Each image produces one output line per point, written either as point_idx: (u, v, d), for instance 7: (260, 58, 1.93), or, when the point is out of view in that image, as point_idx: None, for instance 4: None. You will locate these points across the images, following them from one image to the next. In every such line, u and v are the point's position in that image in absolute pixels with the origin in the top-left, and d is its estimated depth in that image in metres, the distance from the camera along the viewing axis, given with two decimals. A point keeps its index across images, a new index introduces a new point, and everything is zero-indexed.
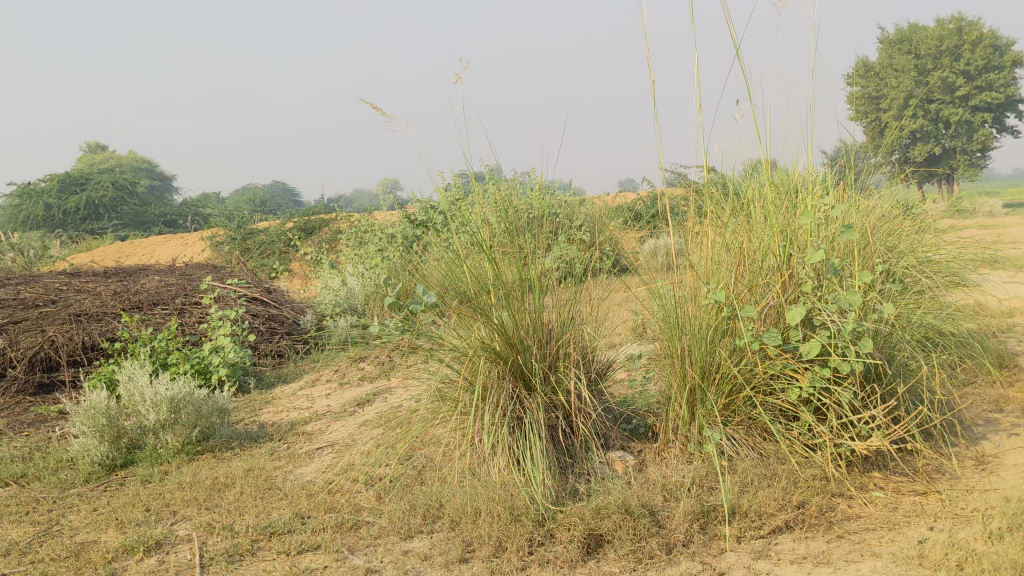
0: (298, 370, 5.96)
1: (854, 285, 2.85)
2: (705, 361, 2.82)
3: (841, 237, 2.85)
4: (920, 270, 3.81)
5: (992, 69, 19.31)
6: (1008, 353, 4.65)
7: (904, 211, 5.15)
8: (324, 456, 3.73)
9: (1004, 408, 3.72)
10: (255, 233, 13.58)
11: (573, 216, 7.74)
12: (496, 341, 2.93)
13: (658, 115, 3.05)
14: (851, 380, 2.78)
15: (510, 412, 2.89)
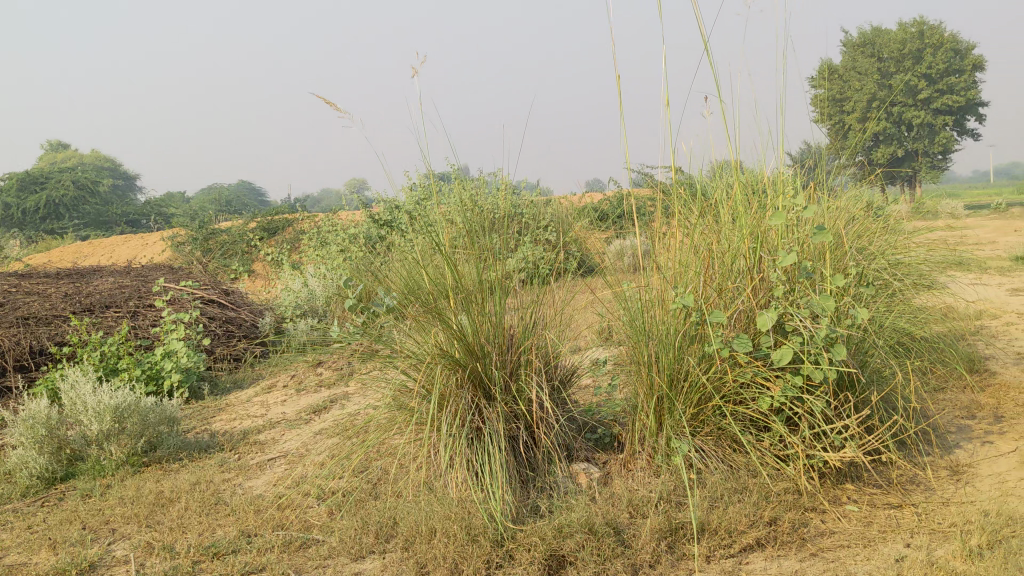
0: (255, 375, 5.78)
1: (827, 289, 2.74)
2: (673, 369, 2.69)
3: (813, 239, 2.74)
4: (891, 273, 3.72)
5: (954, 72, 19.48)
6: (978, 357, 4.58)
7: (873, 212, 5.07)
8: (276, 467, 3.57)
9: (977, 413, 3.64)
10: (217, 234, 13.33)
11: (539, 217, 7.62)
12: (454, 347, 2.78)
13: (625, 111, 2.92)
14: (823, 389, 2.67)
15: (469, 423, 2.75)
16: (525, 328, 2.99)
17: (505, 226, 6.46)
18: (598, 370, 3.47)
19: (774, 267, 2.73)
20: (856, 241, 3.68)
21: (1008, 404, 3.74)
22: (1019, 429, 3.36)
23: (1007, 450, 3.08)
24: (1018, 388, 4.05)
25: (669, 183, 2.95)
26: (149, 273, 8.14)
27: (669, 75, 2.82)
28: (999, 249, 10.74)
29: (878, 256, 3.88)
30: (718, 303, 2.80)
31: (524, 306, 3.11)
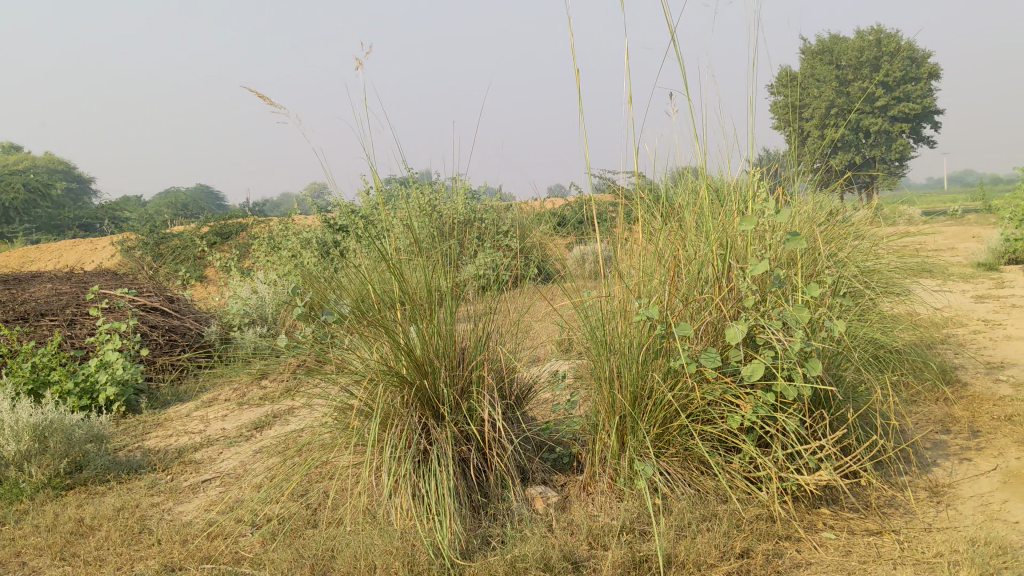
0: (198, 387, 5.51)
1: (801, 299, 2.55)
2: (636, 386, 2.49)
3: (787, 246, 2.56)
4: (862, 283, 3.56)
5: (910, 80, 19.64)
6: (949, 367, 4.44)
7: (835, 220, 4.94)
8: (210, 490, 3.32)
9: (951, 428, 3.48)
10: (168, 239, 12.98)
11: (498, 222, 7.42)
12: (401, 362, 2.56)
13: (585, 107, 2.74)
14: (796, 407, 2.48)
15: (416, 445, 2.51)
16: (477, 342, 2.78)
17: (460, 233, 6.25)
18: (557, 384, 3.26)
19: (744, 276, 2.54)
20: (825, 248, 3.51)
21: (983, 418, 3.58)
22: (996, 445, 3.20)
23: (987, 468, 2.91)
24: (991, 401, 3.90)
25: (631, 186, 2.76)
26: (91, 279, 7.82)
27: (633, 67, 2.64)
28: (959, 256, 10.71)
29: (847, 263, 3.73)
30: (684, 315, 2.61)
31: (475, 317, 2.90)
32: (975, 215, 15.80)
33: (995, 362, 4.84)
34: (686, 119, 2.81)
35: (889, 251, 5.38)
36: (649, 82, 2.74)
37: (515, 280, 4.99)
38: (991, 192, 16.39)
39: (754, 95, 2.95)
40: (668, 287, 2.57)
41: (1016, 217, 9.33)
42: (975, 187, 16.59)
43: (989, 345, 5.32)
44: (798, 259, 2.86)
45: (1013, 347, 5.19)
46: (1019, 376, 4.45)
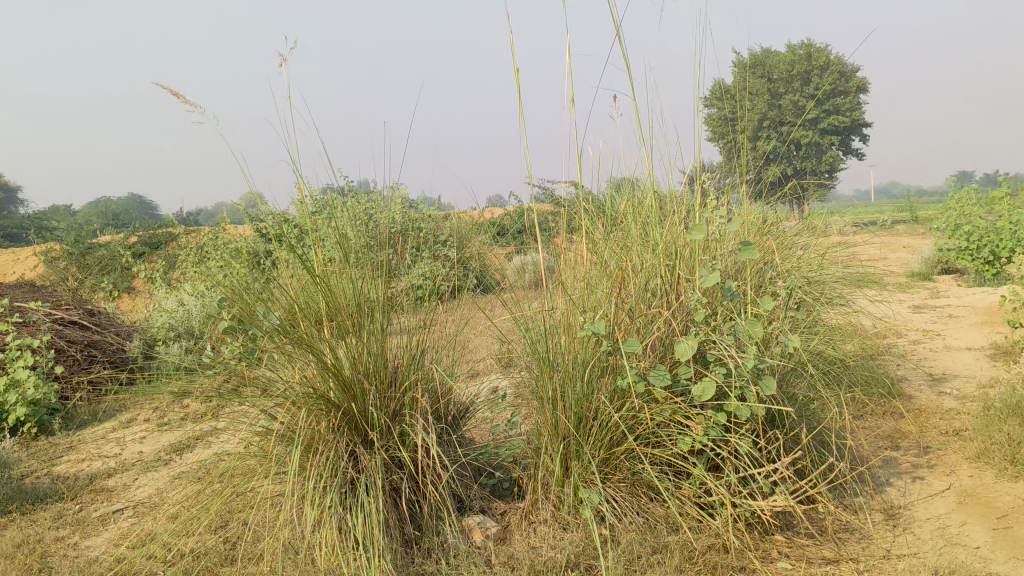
0: (118, 406, 5.22)
1: (753, 313, 2.42)
2: (582, 407, 2.33)
3: (739, 256, 2.42)
4: (809, 295, 3.45)
5: (842, 93, 19.97)
6: (893, 379, 4.37)
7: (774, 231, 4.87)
8: (121, 521, 3.07)
9: (901, 444, 3.38)
10: (94, 250, 12.53)
11: (435, 232, 7.24)
12: (328, 384, 2.36)
13: (527, 108, 2.57)
14: (749, 428, 2.34)
15: (344, 474, 2.32)
16: (409, 359, 2.60)
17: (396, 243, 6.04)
18: (497, 402, 3.09)
19: (694, 288, 2.40)
20: (771, 258, 3.40)
21: (931, 434, 3.50)
22: (947, 462, 3.10)
23: (941, 488, 2.81)
24: (937, 415, 3.83)
25: (576, 190, 2.60)
26: (7, 291, 7.44)
27: (575, 66, 2.48)
28: (893, 265, 10.83)
29: (793, 274, 3.62)
30: (633, 329, 2.45)
31: (404, 333, 2.71)
32: (905, 226, 16.06)
33: (937, 373, 4.78)
34: (631, 123, 2.66)
35: (830, 263, 5.33)
36: (593, 82, 2.58)
37: (452, 292, 4.81)
38: (921, 203, 16.70)
39: (701, 100, 2.82)
40: (612, 294, 2.41)
41: (948, 227, 9.43)
42: (905, 198, 16.88)
43: (930, 356, 5.29)
44: (748, 271, 2.73)
45: (954, 358, 5.15)
46: (963, 388, 4.40)
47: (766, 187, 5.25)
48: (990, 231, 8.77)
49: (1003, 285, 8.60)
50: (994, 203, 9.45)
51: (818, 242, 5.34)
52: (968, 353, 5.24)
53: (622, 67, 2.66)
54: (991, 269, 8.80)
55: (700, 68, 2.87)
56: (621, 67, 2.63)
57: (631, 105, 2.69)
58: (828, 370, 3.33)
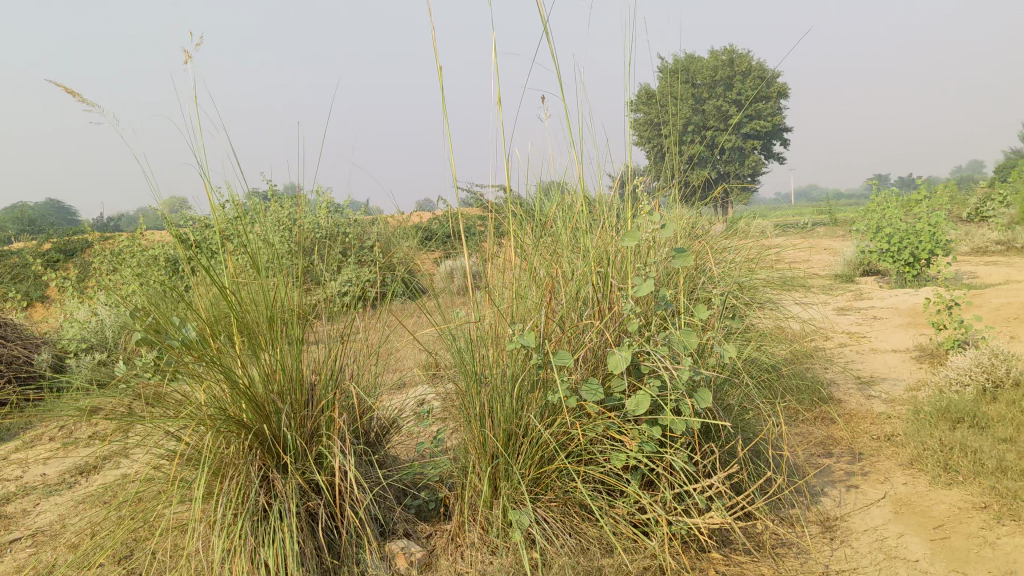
0: (22, 424, 4.93)
1: (687, 322, 2.33)
2: (510, 424, 2.21)
3: (674, 263, 2.33)
4: (740, 300, 3.39)
5: (764, 98, 20.28)
6: (822, 383, 4.34)
7: (701, 236, 4.84)
8: (17, 552, 2.85)
9: (833, 451, 3.33)
10: (3, 258, 12.01)
11: (361, 236, 7.06)
12: (238, 403, 2.21)
13: (451, 111, 2.43)
14: (685, 442, 2.25)
15: (256, 500, 2.16)
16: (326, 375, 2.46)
17: (318, 248, 5.84)
18: (422, 415, 2.95)
19: (626, 296, 2.30)
20: (703, 264, 3.33)
21: (862, 439, 3.46)
22: (880, 469, 3.06)
23: (876, 497, 2.77)
24: (868, 419, 3.80)
25: (503, 196, 2.48)
26: None
27: (502, 65, 2.36)
28: (816, 267, 10.97)
29: (724, 279, 3.56)
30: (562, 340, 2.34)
31: (321, 345, 2.56)
32: (827, 228, 16.34)
33: (865, 376, 4.78)
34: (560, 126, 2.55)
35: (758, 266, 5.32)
36: (520, 83, 2.46)
37: (377, 299, 4.65)
38: (841, 206, 17.01)
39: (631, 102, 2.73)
40: (540, 304, 2.31)
41: (870, 230, 9.57)
42: (826, 201, 17.18)
43: (857, 358, 5.31)
44: (681, 277, 2.64)
45: (881, 360, 5.16)
46: (891, 390, 4.39)
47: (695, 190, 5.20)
48: (910, 233, 8.92)
49: (923, 285, 8.75)
50: (913, 205, 9.62)
51: (746, 245, 5.31)
52: (894, 355, 5.26)
53: (548, 66, 2.54)
54: (911, 270, 8.94)
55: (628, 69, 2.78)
56: (548, 68, 2.52)
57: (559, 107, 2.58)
58: (760, 377, 3.26)
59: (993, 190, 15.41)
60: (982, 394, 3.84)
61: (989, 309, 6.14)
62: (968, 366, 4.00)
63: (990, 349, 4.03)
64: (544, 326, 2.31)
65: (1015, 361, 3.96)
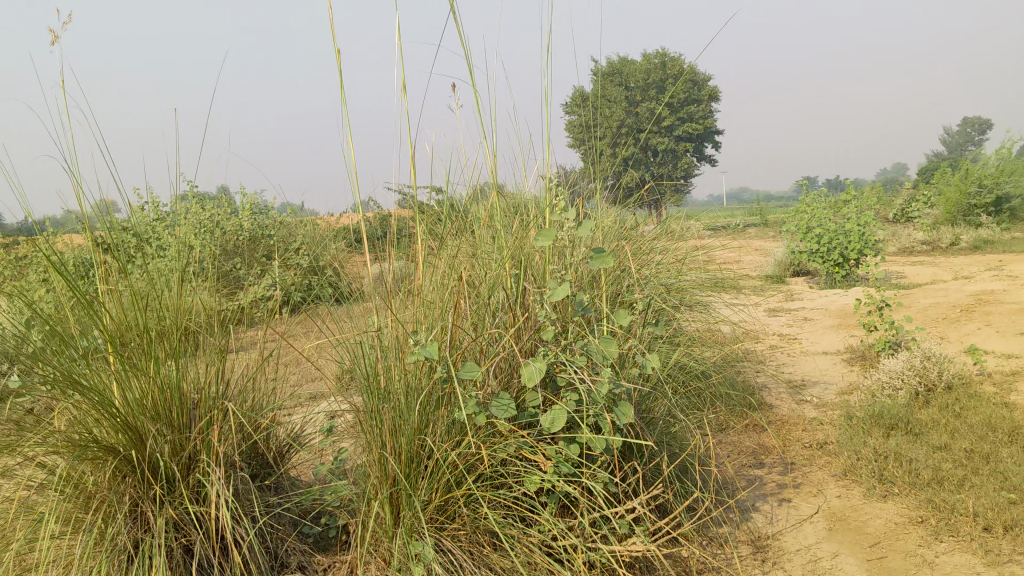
0: None
1: (607, 329, 2.13)
2: (413, 445, 1.98)
3: (592, 264, 2.11)
4: (667, 304, 3.21)
5: (695, 101, 20.37)
6: (753, 388, 4.20)
7: (629, 234, 4.68)
8: None
9: (764, 461, 3.18)
10: None
11: (278, 238, 6.75)
12: (107, 424, 1.97)
13: (348, 99, 2.11)
14: (605, 462, 2.04)
15: (127, 535, 1.93)
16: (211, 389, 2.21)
17: (229, 250, 5.52)
18: (324, 432, 2.70)
19: (541, 302, 2.08)
20: (628, 267, 3.14)
21: (793, 447, 3.31)
22: (812, 481, 2.91)
23: (810, 512, 2.61)
24: (800, 426, 3.66)
25: (411, 195, 2.18)
26: None
27: (405, 45, 2.06)
28: (746, 268, 10.94)
29: (650, 283, 3.38)
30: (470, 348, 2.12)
31: (204, 356, 2.31)
32: (756, 229, 16.41)
33: (796, 379, 4.65)
34: (474, 116, 2.25)
35: (687, 267, 5.17)
36: (429, 67, 2.16)
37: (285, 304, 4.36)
38: (770, 208, 17.10)
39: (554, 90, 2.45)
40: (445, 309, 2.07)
41: (799, 230, 9.53)
42: (755, 203, 17.26)
43: (789, 361, 5.19)
44: (602, 280, 2.43)
45: (812, 362, 5.05)
46: (822, 395, 4.27)
47: (624, 190, 5.02)
48: (840, 233, 8.90)
49: (852, 286, 8.73)
50: (842, 206, 9.62)
51: (675, 246, 5.15)
52: (825, 357, 5.16)
53: (460, 48, 2.23)
54: (841, 270, 8.92)
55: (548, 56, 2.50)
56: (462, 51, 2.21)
57: (474, 95, 2.28)
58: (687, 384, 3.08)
59: (918, 192, 15.66)
60: (914, 399, 3.73)
61: (916, 310, 6.10)
62: (900, 369, 3.89)
63: (921, 352, 3.93)
64: (451, 333, 2.08)
65: (946, 364, 3.87)
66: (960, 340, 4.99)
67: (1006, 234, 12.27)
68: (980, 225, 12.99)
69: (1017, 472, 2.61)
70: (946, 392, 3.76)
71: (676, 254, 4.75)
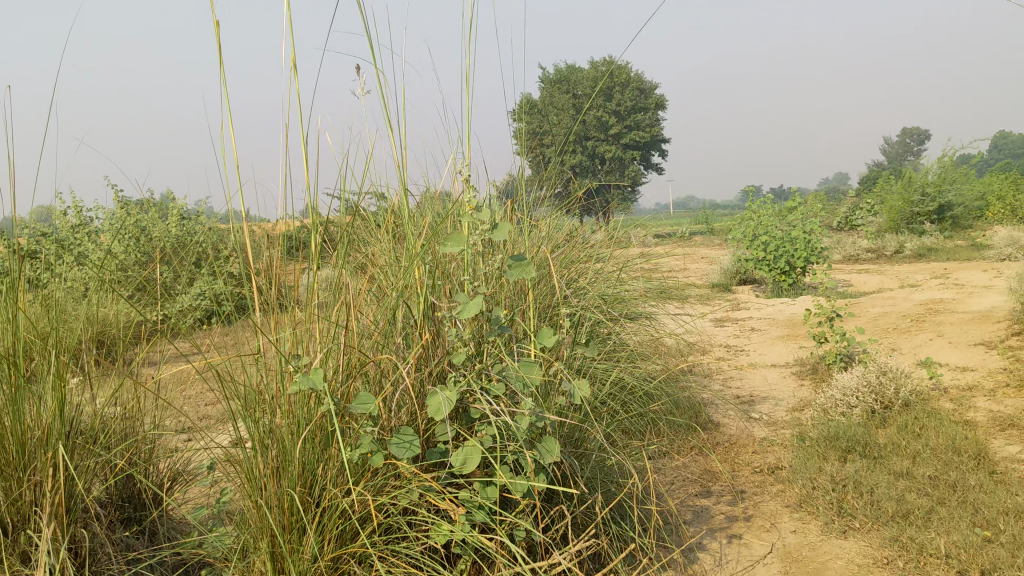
0: None
1: (531, 352, 1.80)
2: (299, 491, 1.64)
3: (507, 275, 1.73)
4: (600, 318, 2.90)
5: (640, 110, 20.32)
6: (699, 406, 3.93)
7: (571, 241, 4.38)
8: None
9: (712, 489, 2.90)
10: None
11: (199, 246, 6.33)
12: None
13: (225, 85, 1.65)
14: (528, 508, 1.73)
15: None
16: (62, 411, 1.78)
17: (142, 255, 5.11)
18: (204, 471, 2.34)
19: (450, 320, 1.74)
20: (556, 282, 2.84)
21: (743, 473, 3.04)
22: (765, 513, 2.63)
23: (762, 551, 2.33)
24: (750, 447, 3.39)
25: (304, 201, 1.74)
26: None
27: (290, 14, 1.60)
28: (692, 276, 10.73)
29: (585, 297, 3.08)
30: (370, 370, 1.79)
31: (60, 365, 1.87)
32: (703, 238, 16.30)
33: (744, 395, 4.40)
34: (381, 107, 1.82)
35: (631, 276, 4.89)
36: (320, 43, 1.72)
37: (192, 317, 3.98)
38: (716, 217, 17.00)
39: (473, 72, 2.03)
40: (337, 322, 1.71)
41: (746, 237, 9.34)
42: (701, 211, 17.15)
43: (737, 373, 4.93)
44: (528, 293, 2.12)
45: (761, 376, 4.81)
46: (772, 411, 4.02)
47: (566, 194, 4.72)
48: (786, 241, 8.72)
49: (799, 294, 8.56)
50: (788, 213, 9.47)
51: (618, 254, 4.86)
52: (774, 370, 4.91)
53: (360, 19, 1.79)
54: (788, 279, 8.74)
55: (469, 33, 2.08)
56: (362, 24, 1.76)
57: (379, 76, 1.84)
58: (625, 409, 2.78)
59: (861, 201, 15.67)
60: (870, 418, 3.49)
61: (866, 320, 5.90)
62: (855, 386, 3.65)
63: (876, 367, 3.70)
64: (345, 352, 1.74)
65: (902, 380, 3.65)
66: (913, 352, 4.79)
67: (949, 242, 12.26)
68: (924, 233, 13.00)
69: (987, 504, 2.37)
70: (904, 411, 3.52)
71: (619, 263, 4.46)
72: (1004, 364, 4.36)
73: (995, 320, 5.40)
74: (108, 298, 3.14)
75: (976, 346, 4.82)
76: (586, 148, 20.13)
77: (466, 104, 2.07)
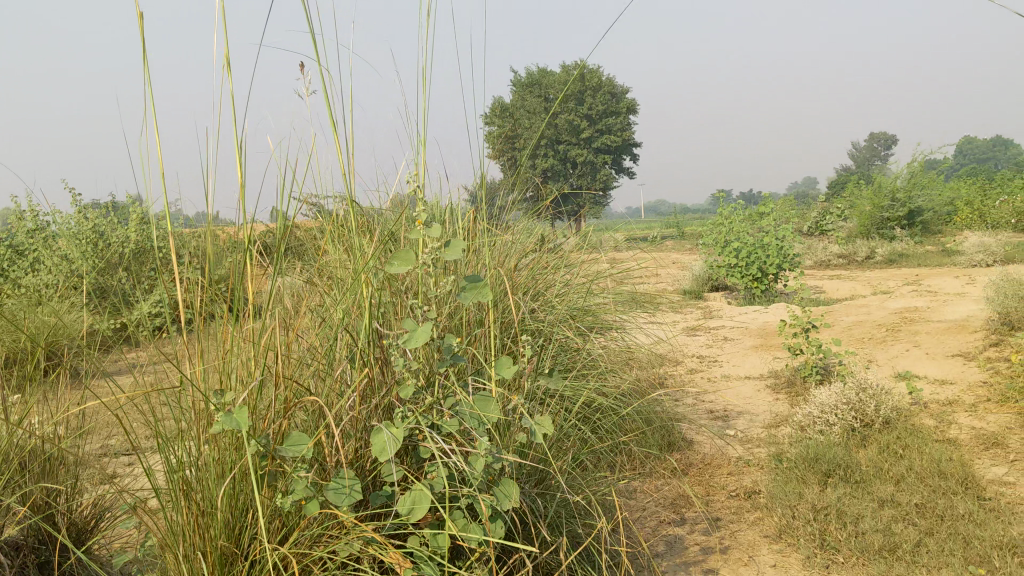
0: None
1: (487, 383, 1.59)
2: (224, 543, 1.45)
3: (460, 298, 1.52)
4: (560, 334, 2.74)
5: (611, 115, 20.23)
6: (672, 422, 3.76)
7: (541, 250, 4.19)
8: None
9: (685, 516, 2.73)
10: None
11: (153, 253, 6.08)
12: None
13: (147, 80, 1.44)
14: (483, 557, 1.54)
15: None
16: None
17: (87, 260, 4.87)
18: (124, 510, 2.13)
19: (396, 348, 1.52)
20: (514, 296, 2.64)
21: (718, 498, 2.87)
22: (742, 543, 2.47)
23: None
24: (725, 468, 3.22)
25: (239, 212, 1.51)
26: None
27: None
28: (663, 282, 10.61)
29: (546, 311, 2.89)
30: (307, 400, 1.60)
31: None
32: (674, 243, 16.22)
33: (718, 410, 4.24)
34: (331, 108, 1.59)
35: (603, 285, 4.71)
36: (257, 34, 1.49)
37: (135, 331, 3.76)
38: (687, 222, 16.93)
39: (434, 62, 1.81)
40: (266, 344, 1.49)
41: (717, 243, 9.22)
42: (672, 216, 17.06)
43: (710, 386, 4.78)
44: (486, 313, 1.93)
45: (734, 389, 4.65)
46: (747, 428, 3.86)
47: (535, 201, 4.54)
48: (758, 247, 8.61)
49: (771, 302, 8.45)
50: (759, 218, 9.37)
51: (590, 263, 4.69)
52: (748, 383, 4.76)
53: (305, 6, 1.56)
54: (760, 286, 8.62)
55: (430, 18, 1.86)
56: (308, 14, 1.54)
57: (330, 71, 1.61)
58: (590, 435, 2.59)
59: (831, 206, 15.65)
60: (850, 437, 3.34)
61: (841, 330, 5.77)
62: (833, 402, 3.50)
63: (855, 383, 3.56)
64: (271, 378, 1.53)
65: (883, 397, 3.50)
66: (890, 365, 4.66)
67: (919, 247, 12.23)
68: (894, 238, 12.97)
69: (980, 536, 2.22)
70: (885, 429, 3.38)
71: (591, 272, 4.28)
72: (984, 377, 4.24)
73: (971, 329, 5.29)
74: (39, 312, 2.91)
75: (954, 358, 4.70)
76: (557, 152, 20.00)
77: (422, 101, 1.86)
